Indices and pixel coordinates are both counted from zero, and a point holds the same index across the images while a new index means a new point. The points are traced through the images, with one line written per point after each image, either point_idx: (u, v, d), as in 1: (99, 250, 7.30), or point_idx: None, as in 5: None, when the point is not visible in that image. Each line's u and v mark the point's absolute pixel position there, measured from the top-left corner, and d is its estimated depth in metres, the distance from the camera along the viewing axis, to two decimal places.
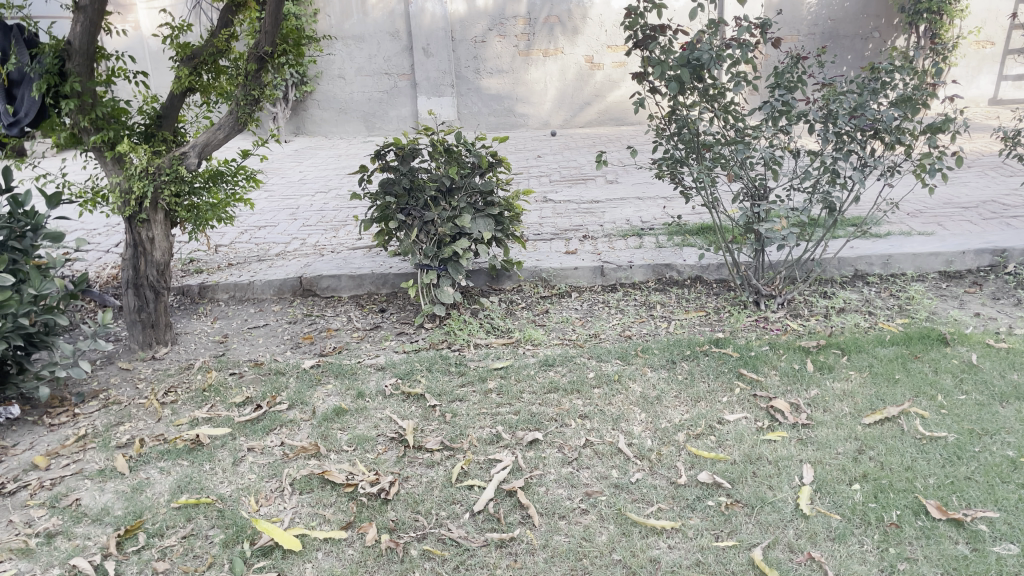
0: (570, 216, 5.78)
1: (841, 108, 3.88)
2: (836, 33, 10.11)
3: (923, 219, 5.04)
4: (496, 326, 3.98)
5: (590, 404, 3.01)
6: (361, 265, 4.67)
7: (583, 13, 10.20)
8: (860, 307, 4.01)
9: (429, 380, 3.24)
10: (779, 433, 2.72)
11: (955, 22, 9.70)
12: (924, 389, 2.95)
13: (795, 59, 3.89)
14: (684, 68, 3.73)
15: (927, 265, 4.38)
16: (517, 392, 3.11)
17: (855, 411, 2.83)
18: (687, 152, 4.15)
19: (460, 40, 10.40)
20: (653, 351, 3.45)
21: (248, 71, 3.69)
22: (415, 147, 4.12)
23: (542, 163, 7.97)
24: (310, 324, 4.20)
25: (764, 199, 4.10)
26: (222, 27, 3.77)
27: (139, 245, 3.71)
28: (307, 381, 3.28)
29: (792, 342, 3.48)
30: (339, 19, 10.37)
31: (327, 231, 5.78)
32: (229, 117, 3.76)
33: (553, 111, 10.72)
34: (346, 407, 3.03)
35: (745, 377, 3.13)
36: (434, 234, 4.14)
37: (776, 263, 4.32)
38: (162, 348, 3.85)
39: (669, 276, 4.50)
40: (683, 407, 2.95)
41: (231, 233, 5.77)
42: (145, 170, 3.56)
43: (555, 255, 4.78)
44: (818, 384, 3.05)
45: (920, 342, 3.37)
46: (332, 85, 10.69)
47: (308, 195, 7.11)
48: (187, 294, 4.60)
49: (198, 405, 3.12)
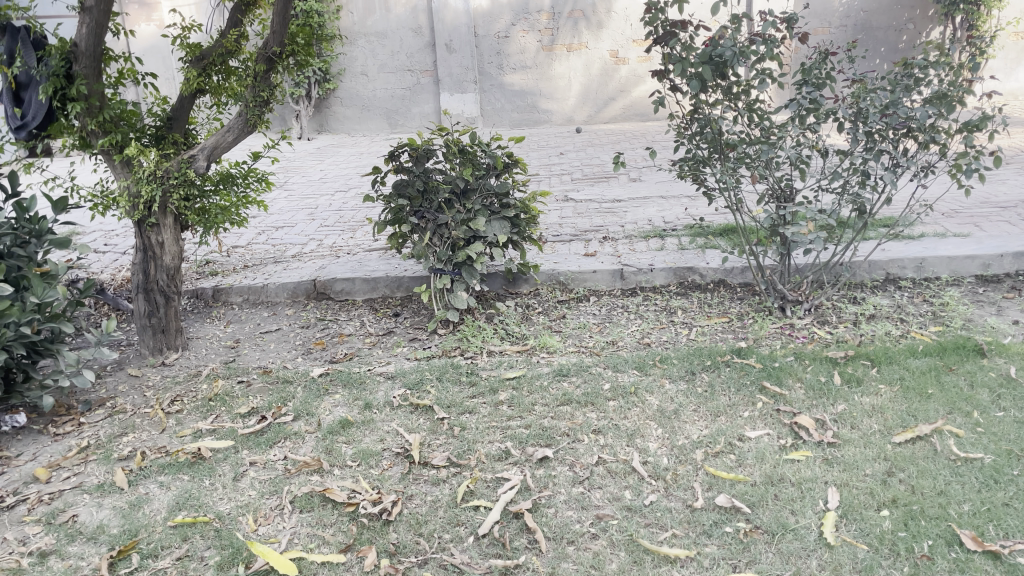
0: (591, 216, 5.65)
1: (872, 106, 3.71)
2: (869, 24, 9.85)
3: (958, 219, 4.83)
4: (511, 332, 3.87)
5: (605, 418, 2.89)
6: (375, 268, 4.58)
7: (608, 7, 10.04)
8: (891, 313, 3.84)
9: (439, 391, 3.14)
10: (803, 452, 2.58)
11: (994, 13, 9.40)
12: (959, 405, 2.79)
13: (824, 55, 3.73)
14: (706, 65, 3.58)
15: (963, 269, 4.19)
16: (529, 405, 3.00)
17: (885, 429, 2.68)
18: (710, 152, 4.00)
19: (483, 36, 10.29)
20: (672, 361, 3.31)
21: (257, 72, 3.61)
22: (430, 148, 4.02)
23: (564, 161, 7.84)
24: (322, 328, 4.12)
25: (791, 201, 3.94)
26: (231, 27, 3.69)
27: (149, 249, 3.64)
28: (314, 391, 3.20)
29: (819, 352, 3.32)
30: (361, 16, 10.30)
31: (344, 232, 5.71)
32: (239, 119, 3.67)
33: (577, 107, 10.57)
34: (352, 419, 2.94)
35: (768, 391, 2.99)
36: (448, 238, 4.03)
37: (803, 267, 4.16)
38: (173, 354, 3.79)
39: (691, 280, 4.36)
40: (702, 423, 2.82)
41: (248, 234, 5.72)
42: (153, 174, 3.49)
43: (574, 257, 4.66)
44: (845, 399, 2.90)
45: (955, 353, 3.20)
46: (354, 82, 10.63)
47: (327, 194, 7.04)
48: (201, 297, 4.55)
49: (203, 415, 3.05)
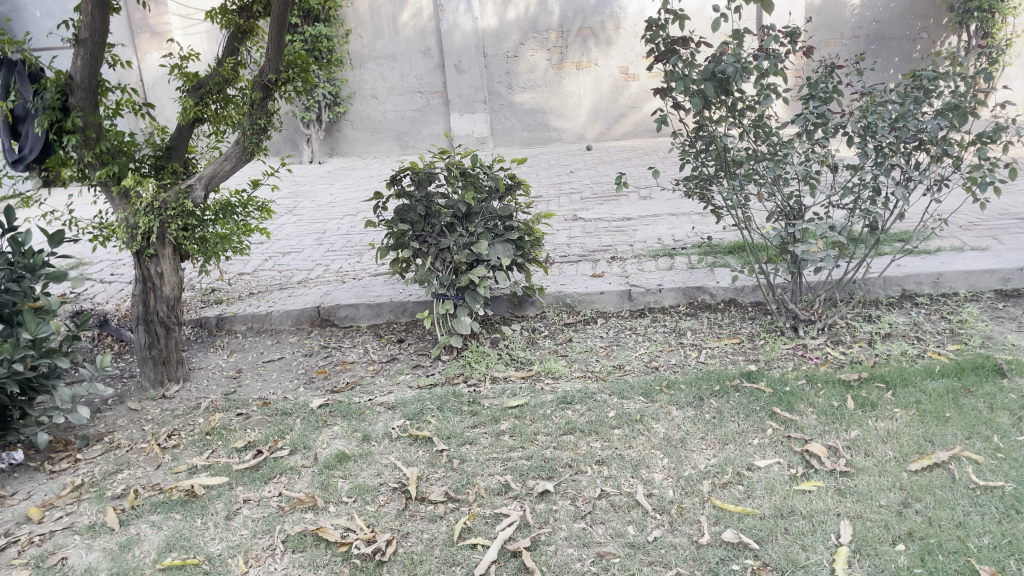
0: (600, 235, 5.57)
1: (881, 120, 3.62)
2: (882, 35, 9.73)
3: (976, 232, 4.71)
4: (516, 357, 3.79)
5: (609, 447, 2.80)
6: (379, 293, 4.53)
7: (617, 23, 10.02)
8: (908, 331, 3.72)
9: (439, 422, 3.06)
10: (815, 483, 2.47)
11: (1009, 20, 9.27)
12: (979, 429, 2.67)
13: (830, 68, 3.64)
14: (708, 82, 3.51)
15: (982, 283, 4.06)
16: (531, 434, 2.91)
17: (901, 456, 2.57)
18: (716, 170, 3.92)
19: (491, 55, 10.29)
20: (679, 387, 3.21)
21: (253, 100, 3.59)
22: (432, 172, 3.96)
23: (574, 179, 7.78)
24: (325, 357, 4.06)
25: (800, 217, 3.84)
26: (228, 55, 3.69)
27: (148, 280, 3.61)
28: (313, 423, 3.14)
29: (832, 374, 3.22)
30: (370, 39, 10.34)
31: (351, 256, 5.67)
32: (236, 148, 3.65)
33: (587, 124, 10.51)
34: (350, 452, 2.87)
35: (779, 417, 2.88)
36: (450, 262, 3.98)
37: (816, 285, 4.05)
38: (174, 386, 3.74)
39: (701, 300, 4.25)
40: (710, 452, 2.72)
41: (255, 261, 5.70)
42: (151, 205, 3.46)
43: (581, 278, 4.58)
44: (859, 424, 2.79)
45: (974, 373, 3.08)
46: (365, 105, 10.65)
47: (336, 218, 7.02)
48: (205, 326, 4.51)
49: (199, 450, 3.01)
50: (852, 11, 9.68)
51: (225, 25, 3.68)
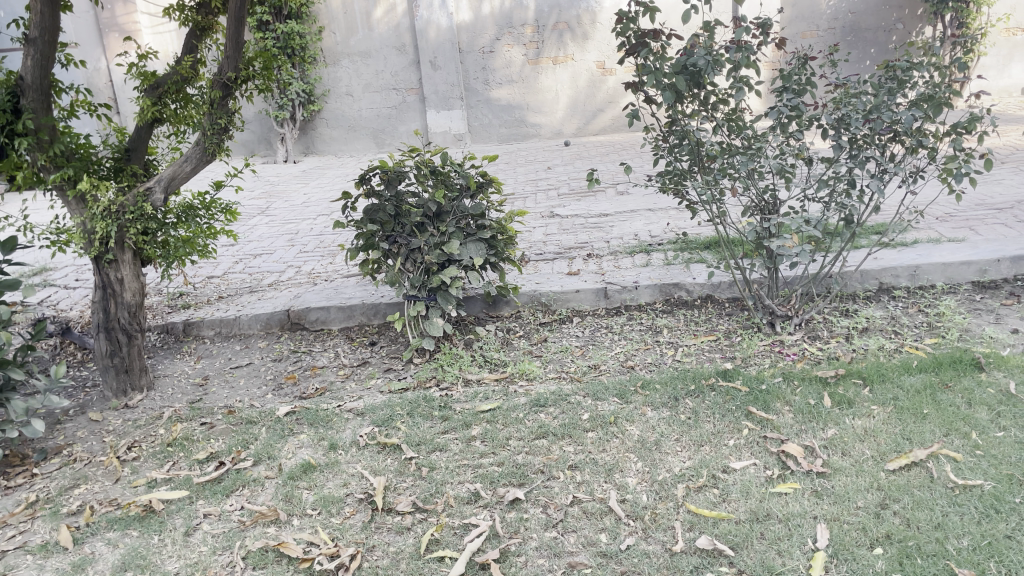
0: (576, 232, 5.50)
1: (855, 112, 3.56)
2: (857, 26, 9.74)
3: (952, 224, 4.68)
4: (489, 359, 3.70)
5: (582, 452, 2.72)
6: (351, 295, 4.44)
7: (593, 17, 9.95)
8: (885, 325, 3.68)
9: (408, 428, 2.97)
10: (791, 484, 2.41)
11: (983, 9, 9.28)
12: (957, 425, 2.62)
13: (803, 60, 3.58)
14: (680, 76, 3.44)
15: (959, 275, 4.03)
16: (503, 439, 2.84)
17: (878, 455, 2.52)
18: (690, 165, 3.86)
19: (467, 51, 10.18)
20: (655, 387, 3.14)
21: (213, 100, 3.48)
22: (401, 170, 3.86)
23: (551, 176, 7.70)
24: (295, 361, 3.97)
25: (776, 212, 3.78)
26: (186, 53, 3.58)
27: (108, 287, 3.49)
28: (278, 432, 3.05)
29: (808, 371, 3.16)
30: (344, 36, 10.19)
31: (323, 257, 5.57)
32: (196, 148, 3.55)
33: (565, 120, 10.44)
34: (316, 462, 2.79)
35: (755, 417, 2.82)
36: (421, 263, 3.89)
37: (793, 280, 4.00)
38: (137, 395, 3.64)
39: (678, 296, 4.20)
40: (685, 454, 2.66)
41: (225, 263, 5.60)
42: (108, 210, 3.35)
43: (556, 276, 4.50)
44: (836, 422, 2.73)
45: (952, 368, 3.04)
46: (339, 102, 10.51)
47: (309, 218, 6.91)
48: (172, 332, 4.39)
49: (160, 463, 2.92)
50: (827, 2, 9.68)
51: (183, 22, 3.57)
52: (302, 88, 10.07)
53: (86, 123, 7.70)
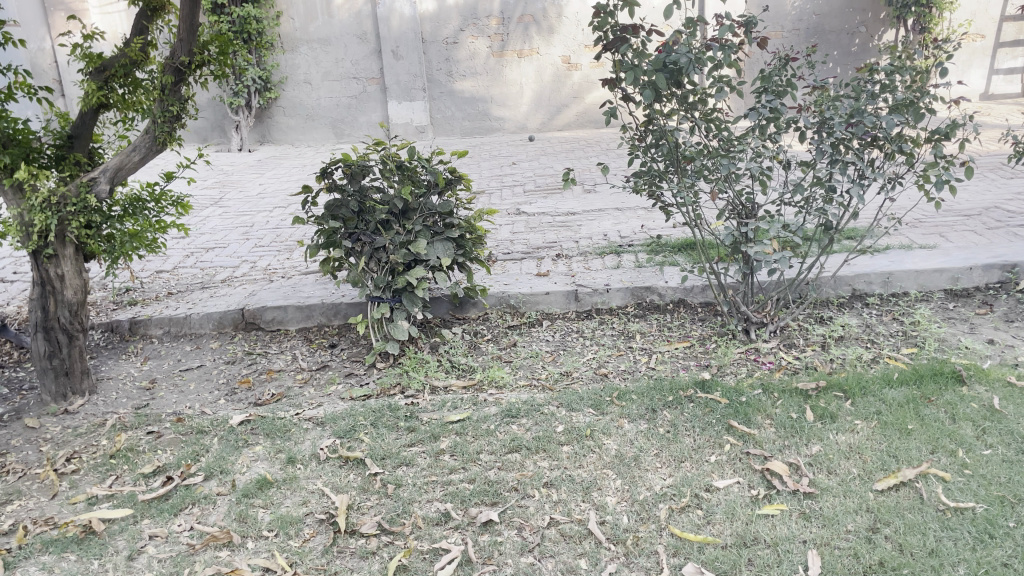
0: (544, 231, 5.36)
1: (836, 115, 3.47)
2: (822, 28, 9.80)
3: (923, 230, 4.66)
4: (456, 364, 3.55)
5: (558, 467, 2.59)
6: (309, 294, 4.23)
7: (559, 11, 9.82)
8: (861, 334, 3.61)
9: (372, 440, 2.80)
10: (778, 505, 2.30)
11: (946, 15, 9.38)
12: (943, 442, 2.55)
13: (784, 61, 3.49)
14: (660, 73, 3.30)
15: (932, 283, 3.99)
16: (473, 453, 2.68)
17: (865, 473, 2.42)
18: (666, 166, 3.73)
19: (430, 41, 9.96)
20: (631, 398, 3.02)
21: (164, 85, 3.25)
22: (365, 164, 3.67)
23: (517, 172, 7.56)
24: (249, 364, 3.76)
25: (753, 216, 3.68)
26: (135, 35, 3.33)
27: (47, 283, 3.25)
28: (231, 443, 2.85)
29: (788, 382, 3.07)
30: (303, 22, 9.90)
31: (279, 253, 5.34)
32: (146, 137, 3.31)
33: (529, 115, 10.30)
34: (272, 477, 2.60)
35: (736, 431, 2.71)
36: (386, 262, 3.71)
37: (768, 286, 3.91)
38: (78, 400, 3.41)
39: (649, 300, 4.08)
40: (665, 471, 2.53)
41: (175, 257, 5.33)
42: (48, 200, 3.12)
43: (525, 277, 4.36)
44: (819, 438, 2.64)
45: (933, 381, 2.97)
46: (298, 90, 10.21)
47: (265, 210, 6.65)
48: (117, 331, 4.15)
49: (102, 476, 2.70)
50: (793, 3, 9.75)
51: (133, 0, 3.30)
52: (258, 74, 9.75)
53: (27, 106, 7.29)
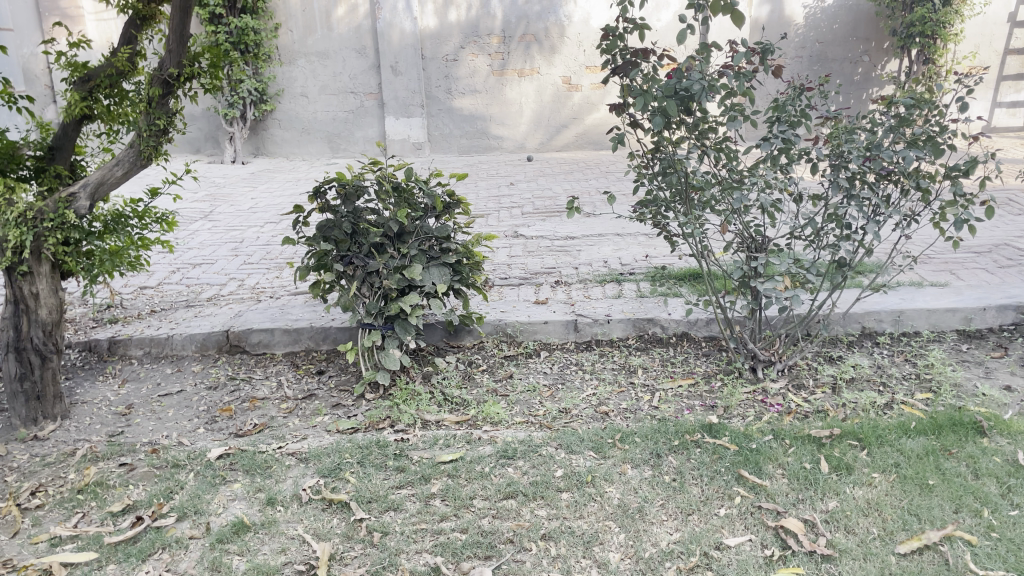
0: (542, 255, 5.22)
1: (852, 149, 3.34)
2: (823, 56, 9.82)
3: (933, 266, 4.55)
4: (449, 397, 3.39)
5: (556, 517, 2.42)
6: (298, 317, 4.07)
7: (561, 31, 9.77)
8: (873, 376, 3.46)
9: (359, 481, 2.62)
10: (794, 569, 2.14)
11: (951, 46, 9.34)
12: (966, 500, 2.40)
13: (799, 90, 3.34)
14: (671, 99, 3.15)
15: (944, 322, 3.85)
16: (466, 499, 2.51)
17: (886, 534, 2.27)
18: (674, 195, 3.58)
19: (430, 58, 9.86)
20: (634, 441, 2.85)
21: (151, 98, 3.08)
22: (360, 185, 3.54)
23: (515, 192, 7.43)
24: (232, 391, 3.58)
25: (762, 250, 3.54)
26: (123, 44, 3.17)
27: (21, 301, 3.09)
28: (207, 480, 2.66)
29: (800, 427, 2.91)
30: (302, 34, 9.79)
31: (269, 271, 5.18)
32: (130, 151, 3.14)
33: (529, 134, 10.19)
34: (250, 520, 2.42)
35: (746, 481, 2.56)
36: (378, 287, 3.54)
37: (775, 322, 3.77)
38: (49, 425, 3.23)
39: (652, 333, 3.93)
40: (672, 524, 2.37)
41: (160, 273, 5.16)
42: (23, 216, 2.95)
43: (523, 305, 4.21)
44: (835, 492, 2.48)
45: (952, 432, 2.81)
46: (294, 103, 10.07)
47: (256, 225, 6.50)
48: (95, 350, 3.96)
49: (67, 513, 2.51)
50: (796, 30, 9.73)
51: (122, 9, 3.13)
52: (254, 86, 9.60)
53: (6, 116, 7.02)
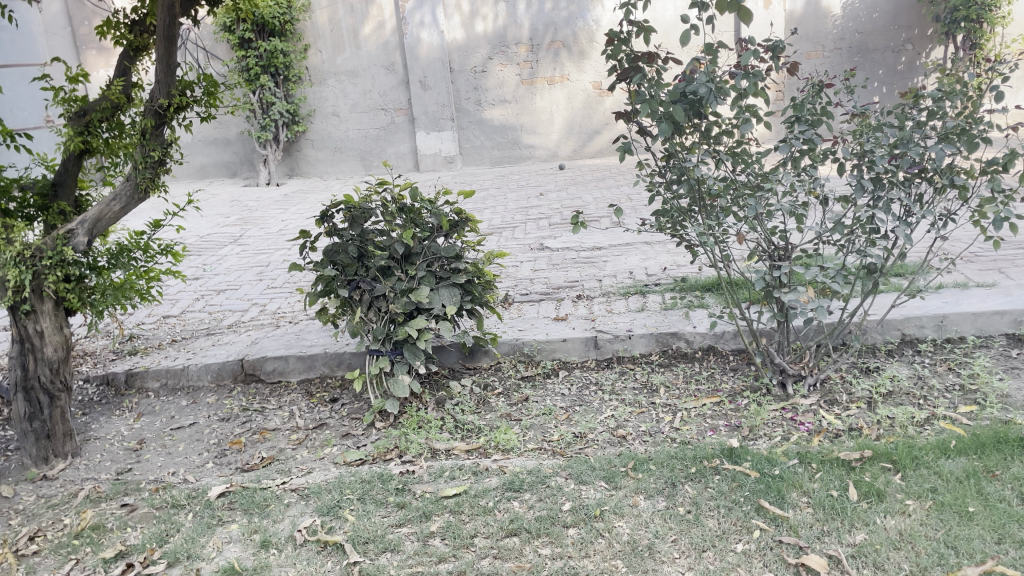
0: (566, 268, 5.08)
1: (878, 147, 3.12)
2: (864, 46, 9.46)
3: (980, 265, 4.28)
4: (461, 424, 3.26)
5: (561, 557, 2.27)
6: (312, 343, 3.99)
7: (590, 36, 9.63)
8: (913, 388, 3.22)
9: (356, 520, 2.51)
10: None
11: (999, 30, 8.93)
12: (1012, 530, 2.18)
13: (818, 87, 3.11)
14: (678, 104, 2.98)
15: (991, 326, 3.58)
16: (467, 538, 2.38)
17: (919, 572, 2.07)
18: (691, 204, 3.41)
19: (458, 70, 9.81)
20: (648, 469, 2.68)
21: (144, 130, 3.05)
22: (367, 207, 3.43)
23: (544, 203, 7.29)
24: (243, 423, 3.51)
25: (788, 258, 3.30)
26: (118, 76, 3.14)
27: (26, 340, 3.06)
28: (204, 522, 2.59)
29: (829, 448, 2.71)
30: (330, 54, 9.83)
31: (291, 295, 5.14)
32: (126, 185, 3.11)
33: (561, 141, 10.03)
34: (241, 566, 2.33)
35: (766, 513, 2.37)
36: (386, 312, 3.43)
37: (807, 332, 3.56)
38: (59, 463, 3.19)
39: (676, 347, 3.75)
40: (684, 563, 2.21)
41: (184, 301, 5.16)
42: (21, 254, 2.92)
43: (542, 322, 4.07)
44: (864, 523, 2.29)
45: (997, 450, 2.58)
46: (325, 123, 10.10)
47: (283, 247, 6.50)
48: (112, 384, 3.95)
49: (62, 560, 2.46)
50: (834, 21, 9.42)
51: (116, 41, 3.13)
52: (285, 107, 9.64)
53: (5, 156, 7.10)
